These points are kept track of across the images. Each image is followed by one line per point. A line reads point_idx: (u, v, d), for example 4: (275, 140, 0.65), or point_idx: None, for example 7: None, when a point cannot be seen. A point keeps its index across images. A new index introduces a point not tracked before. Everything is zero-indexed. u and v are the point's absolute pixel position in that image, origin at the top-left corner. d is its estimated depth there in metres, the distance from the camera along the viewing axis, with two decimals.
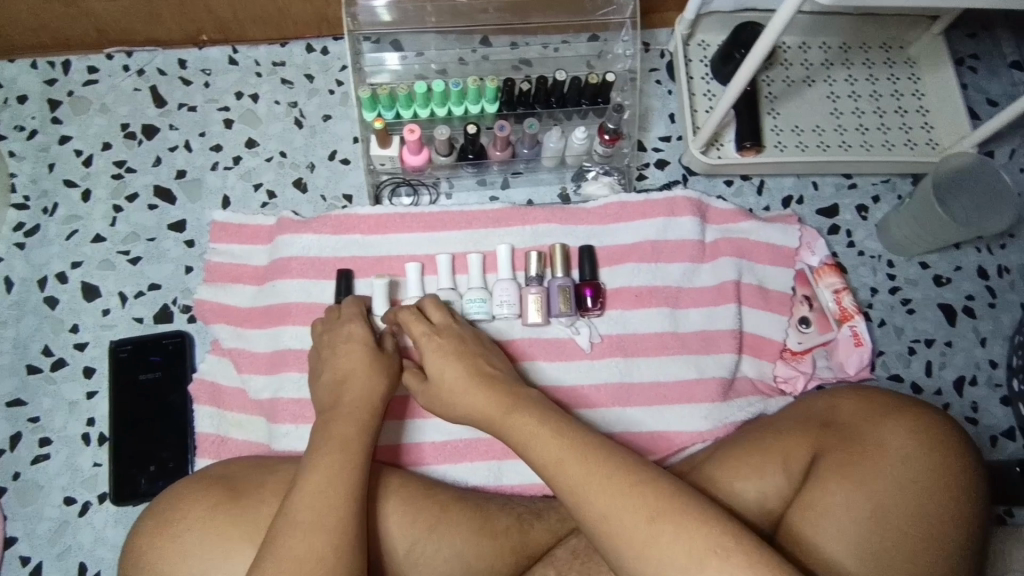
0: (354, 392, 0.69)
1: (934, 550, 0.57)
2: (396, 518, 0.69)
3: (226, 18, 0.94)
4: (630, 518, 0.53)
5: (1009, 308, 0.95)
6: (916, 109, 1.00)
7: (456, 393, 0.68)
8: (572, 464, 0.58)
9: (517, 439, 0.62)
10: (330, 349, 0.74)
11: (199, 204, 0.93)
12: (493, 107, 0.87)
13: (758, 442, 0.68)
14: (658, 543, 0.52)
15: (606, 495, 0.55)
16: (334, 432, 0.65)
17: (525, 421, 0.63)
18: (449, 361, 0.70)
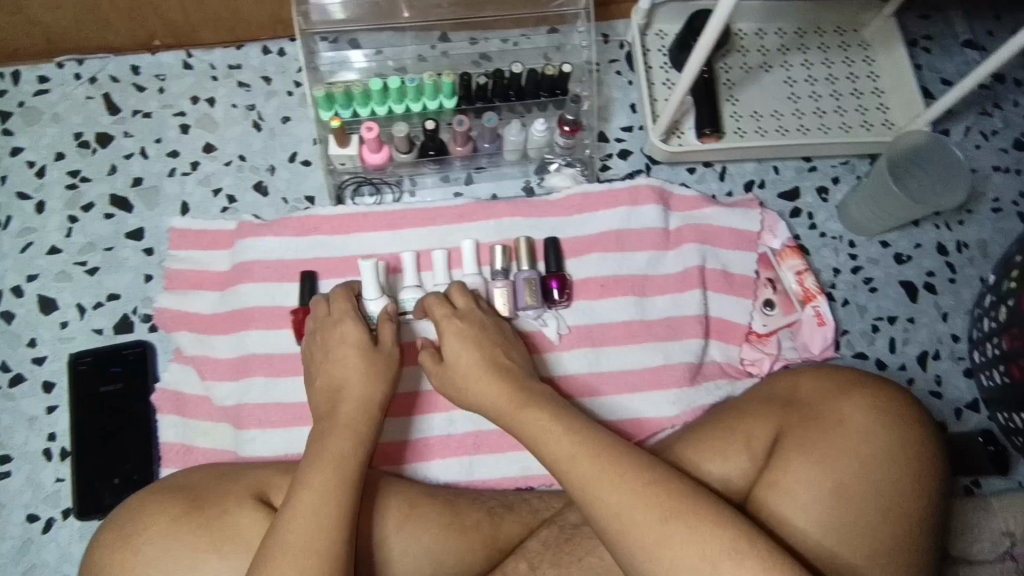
0: (353, 402, 0.68)
1: (891, 522, 0.60)
2: (393, 526, 0.70)
3: (178, 22, 0.92)
4: (642, 517, 0.55)
5: (968, 283, 0.97)
6: (871, 91, 1.02)
7: (472, 388, 0.70)
8: (586, 462, 0.59)
9: (535, 437, 0.64)
10: (329, 353, 0.72)
11: (157, 211, 0.91)
12: (451, 102, 0.87)
13: (720, 424, 0.68)
14: (671, 543, 0.54)
15: (618, 494, 0.57)
16: (331, 445, 0.64)
17: (538, 417, 0.64)
18: (466, 357, 0.71)
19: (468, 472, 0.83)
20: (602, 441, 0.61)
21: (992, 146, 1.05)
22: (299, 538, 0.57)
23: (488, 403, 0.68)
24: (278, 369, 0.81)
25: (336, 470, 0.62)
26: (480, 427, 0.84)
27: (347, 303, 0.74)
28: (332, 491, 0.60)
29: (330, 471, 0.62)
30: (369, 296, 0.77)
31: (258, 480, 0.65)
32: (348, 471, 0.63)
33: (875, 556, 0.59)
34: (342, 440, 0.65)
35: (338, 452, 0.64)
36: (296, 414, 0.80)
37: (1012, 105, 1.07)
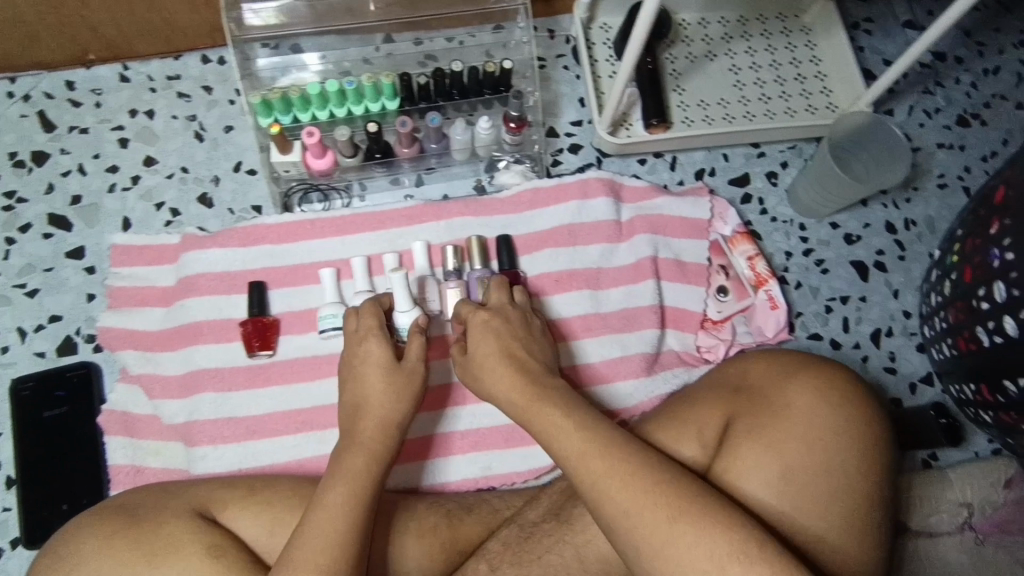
0: (369, 421, 0.67)
1: (841, 501, 0.60)
2: (414, 546, 0.69)
3: (112, 35, 0.90)
4: (651, 517, 0.55)
5: (918, 259, 0.99)
6: (815, 74, 1.03)
7: (500, 393, 0.67)
8: (599, 460, 0.58)
9: (546, 436, 0.62)
10: (354, 367, 0.71)
11: (97, 228, 0.89)
12: (394, 103, 0.86)
13: (671, 412, 0.68)
14: (676, 542, 0.54)
15: (627, 493, 0.56)
16: (346, 466, 0.64)
17: (556, 413, 0.63)
18: (491, 357, 0.69)
19: (431, 476, 0.82)
20: (615, 440, 0.60)
21: (936, 124, 1.07)
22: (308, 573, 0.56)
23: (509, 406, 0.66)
24: (229, 384, 0.81)
25: (344, 495, 0.61)
26: (442, 429, 0.83)
27: (376, 318, 0.73)
28: (340, 518, 0.60)
29: (337, 497, 0.61)
30: (401, 309, 0.76)
31: (202, 497, 0.64)
32: (356, 494, 0.62)
33: (827, 535, 0.60)
34: (356, 461, 0.64)
35: (351, 475, 0.63)
36: (250, 427, 0.80)
37: (953, 83, 1.09)
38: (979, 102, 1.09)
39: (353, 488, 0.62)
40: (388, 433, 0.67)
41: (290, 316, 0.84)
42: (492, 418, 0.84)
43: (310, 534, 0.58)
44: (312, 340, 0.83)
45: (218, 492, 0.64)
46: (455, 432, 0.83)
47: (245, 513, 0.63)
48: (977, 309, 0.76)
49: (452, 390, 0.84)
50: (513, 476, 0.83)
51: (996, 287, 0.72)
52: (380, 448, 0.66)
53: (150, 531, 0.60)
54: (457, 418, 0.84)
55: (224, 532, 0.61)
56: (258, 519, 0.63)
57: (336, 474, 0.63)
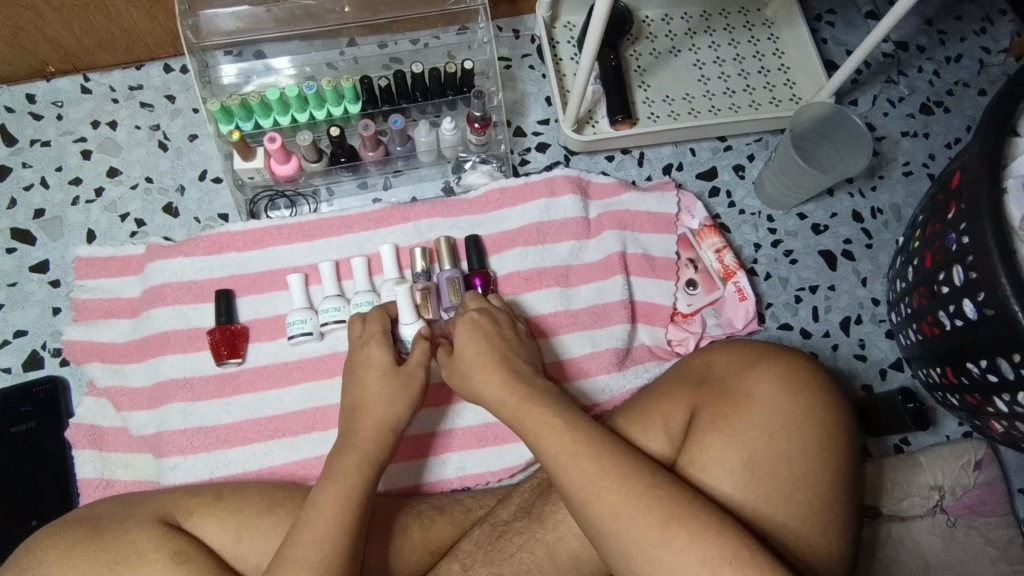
0: (366, 426, 0.66)
1: (804, 490, 0.60)
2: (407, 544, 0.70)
3: (71, 47, 0.89)
4: (642, 521, 0.54)
5: (885, 247, 1.00)
6: (778, 67, 1.04)
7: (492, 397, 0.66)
8: (586, 463, 0.58)
9: (535, 437, 0.61)
10: (352, 373, 0.70)
11: (62, 241, 0.88)
12: (356, 107, 0.86)
13: (635, 408, 0.68)
14: (668, 548, 0.53)
15: (617, 496, 0.56)
16: (342, 468, 0.63)
17: (544, 411, 0.62)
18: (481, 360, 0.68)
19: (405, 479, 0.82)
20: (602, 443, 0.59)
21: (900, 113, 1.08)
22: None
23: (499, 409, 0.66)
24: (198, 393, 0.80)
25: (338, 497, 0.60)
26: (415, 431, 0.83)
27: (384, 322, 0.73)
28: (336, 522, 0.59)
29: (332, 499, 0.60)
30: (405, 321, 0.76)
31: (167, 505, 0.63)
32: (347, 496, 0.61)
33: (792, 524, 0.60)
34: (350, 464, 0.63)
35: (347, 478, 0.62)
36: (220, 436, 0.79)
37: (916, 71, 1.11)
38: (942, 90, 1.10)
39: (348, 489, 0.61)
40: (384, 436, 0.66)
41: (258, 323, 0.84)
42: (465, 419, 0.84)
43: (306, 537, 0.58)
44: (281, 347, 0.83)
45: (183, 500, 0.64)
46: (428, 433, 0.83)
47: (211, 520, 0.63)
48: (939, 293, 0.77)
49: (433, 392, 0.84)
50: (487, 475, 0.83)
51: (955, 271, 0.73)
52: (376, 453, 0.65)
53: (111, 542, 0.59)
54: (430, 419, 0.83)
55: (188, 537, 0.61)
56: (225, 524, 0.63)
57: (333, 476, 0.62)
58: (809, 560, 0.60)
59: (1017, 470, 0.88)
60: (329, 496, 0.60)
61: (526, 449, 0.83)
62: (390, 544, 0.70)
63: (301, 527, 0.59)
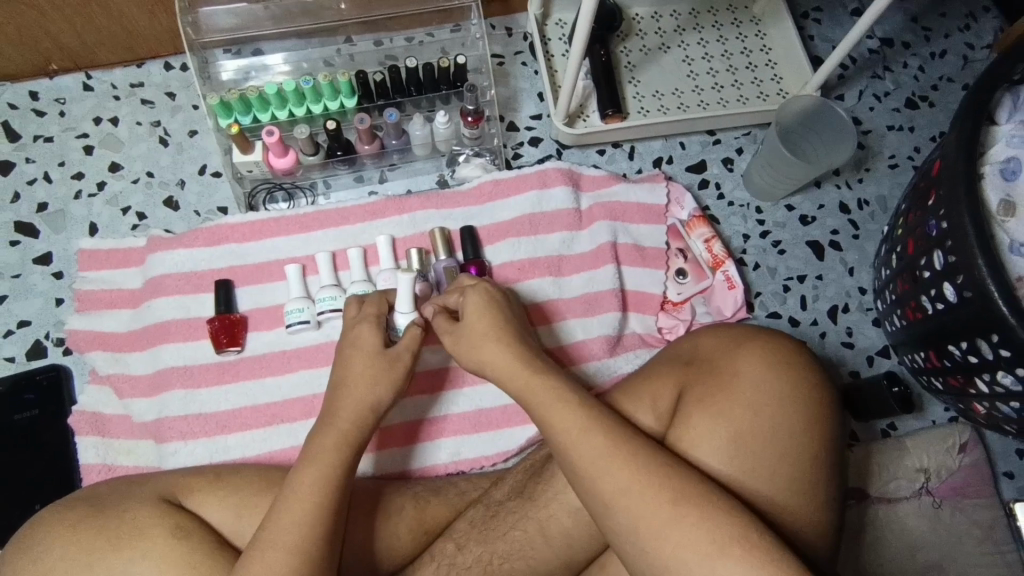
0: (347, 404, 0.67)
1: (789, 465, 0.62)
2: (397, 524, 0.72)
3: (73, 45, 0.91)
4: (653, 499, 0.55)
5: (871, 237, 1.02)
6: (765, 62, 1.06)
7: (503, 379, 0.65)
8: (595, 438, 0.58)
9: (542, 415, 0.61)
10: (343, 354, 0.70)
11: (65, 234, 0.90)
12: (352, 101, 0.89)
13: (624, 391, 0.70)
14: (679, 524, 0.53)
15: (628, 472, 0.56)
16: (320, 450, 0.63)
17: (549, 385, 0.62)
18: (490, 342, 0.67)
19: (400, 463, 0.83)
20: (609, 421, 0.60)
21: (886, 107, 1.11)
22: (282, 558, 0.57)
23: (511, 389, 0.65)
24: (198, 380, 0.82)
25: (316, 476, 0.61)
26: (408, 417, 0.85)
27: (379, 307, 0.73)
28: (315, 502, 0.60)
29: (311, 480, 0.61)
30: (402, 310, 0.76)
31: (168, 485, 0.65)
32: (325, 477, 0.62)
33: (777, 498, 0.62)
34: (328, 443, 0.64)
35: (325, 458, 0.62)
36: (220, 422, 0.81)
37: (901, 67, 1.13)
38: (926, 85, 1.12)
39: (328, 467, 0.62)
40: (364, 416, 0.66)
41: (257, 313, 0.86)
42: (460, 405, 0.86)
43: (286, 517, 0.59)
44: (280, 336, 0.85)
45: (183, 479, 0.66)
46: (422, 419, 0.85)
47: (210, 499, 0.65)
48: (921, 278, 0.79)
49: (428, 379, 0.86)
50: (482, 459, 0.84)
51: (936, 256, 0.75)
52: (353, 432, 0.65)
53: (113, 518, 0.61)
54: (427, 405, 0.85)
55: (188, 514, 0.63)
56: (224, 502, 0.65)
57: (312, 456, 0.63)
58: (794, 533, 0.61)
59: (1002, 454, 0.90)
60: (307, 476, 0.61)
61: (520, 435, 0.85)
62: (375, 522, 0.71)
63: (281, 508, 0.60)
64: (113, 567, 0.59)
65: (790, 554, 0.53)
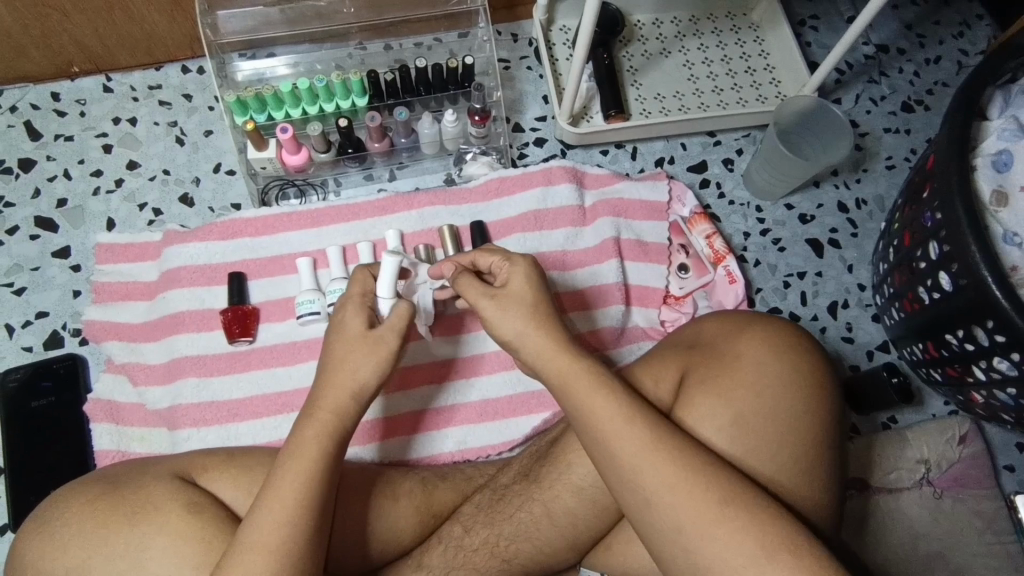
0: (336, 393, 0.62)
1: (790, 446, 0.63)
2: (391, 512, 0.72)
3: (95, 48, 0.95)
4: (703, 500, 0.54)
5: (870, 235, 1.04)
6: (764, 67, 1.09)
7: (540, 362, 0.62)
8: (638, 429, 0.57)
9: (581, 403, 0.59)
10: (330, 344, 0.65)
11: (83, 228, 0.93)
12: (363, 100, 0.92)
13: (631, 374, 0.69)
14: (725, 525, 0.53)
15: (672, 468, 0.56)
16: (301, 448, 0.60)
17: (586, 373, 0.60)
18: (530, 326, 0.63)
19: (406, 451, 0.85)
20: (642, 410, 0.59)
21: (882, 110, 1.13)
22: (269, 546, 0.56)
23: (549, 370, 0.62)
24: (211, 369, 0.84)
25: (306, 462, 0.59)
26: (414, 406, 0.86)
27: (363, 287, 0.69)
28: (304, 491, 0.58)
29: (300, 470, 0.59)
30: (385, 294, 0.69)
31: (182, 464, 0.67)
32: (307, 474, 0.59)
33: (778, 478, 0.63)
34: (309, 435, 0.61)
35: (308, 453, 0.59)
36: (232, 410, 0.83)
37: (897, 72, 1.16)
38: (922, 90, 1.15)
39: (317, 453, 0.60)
40: (347, 406, 0.62)
41: (268, 305, 0.88)
42: (466, 395, 0.87)
43: (274, 505, 0.57)
44: (291, 327, 0.87)
45: (197, 460, 0.68)
46: (428, 409, 0.87)
47: (223, 478, 0.66)
48: (917, 270, 0.81)
49: (430, 370, 0.88)
50: (488, 448, 0.86)
51: (931, 246, 0.77)
52: (340, 417, 0.62)
53: (128, 495, 0.63)
54: (431, 396, 0.87)
55: (202, 491, 0.64)
56: (236, 481, 0.66)
57: (300, 442, 0.60)
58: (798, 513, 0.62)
59: (1002, 448, 0.91)
60: (299, 463, 0.59)
61: (526, 424, 0.87)
62: (375, 504, 0.72)
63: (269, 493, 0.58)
64: (129, 542, 0.61)
65: (794, 531, 0.54)
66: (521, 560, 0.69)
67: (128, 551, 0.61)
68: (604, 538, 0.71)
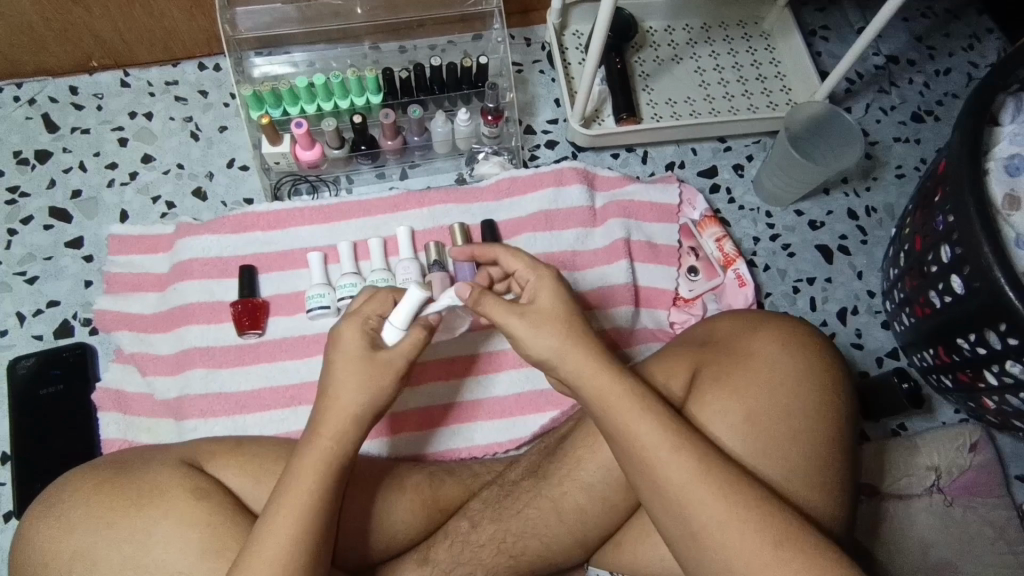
0: (347, 380, 0.60)
1: (802, 444, 0.63)
2: (395, 508, 0.71)
3: (115, 43, 0.96)
4: (756, 540, 0.54)
5: (880, 243, 1.04)
6: (774, 75, 1.09)
7: (589, 386, 0.60)
8: (686, 459, 0.57)
9: (619, 423, 0.58)
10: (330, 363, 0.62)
11: (97, 220, 0.93)
12: (378, 97, 0.93)
13: (641, 369, 0.68)
14: (781, 568, 0.53)
15: (722, 504, 0.55)
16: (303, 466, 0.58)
17: (625, 395, 0.59)
18: (565, 339, 0.61)
19: (416, 447, 0.85)
20: (680, 435, 0.58)
21: (892, 120, 1.14)
22: (276, 560, 0.55)
23: (589, 394, 0.60)
24: (220, 361, 0.84)
25: (326, 448, 0.59)
26: (421, 402, 0.86)
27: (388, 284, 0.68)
28: (318, 475, 0.58)
29: (316, 457, 0.59)
30: (395, 322, 0.63)
31: (189, 451, 0.67)
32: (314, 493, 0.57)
33: (791, 478, 0.62)
34: (308, 462, 0.58)
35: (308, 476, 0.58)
36: (239, 402, 0.83)
37: (907, 83, 1.17)
38: (932, 100, 1.16)
39: (335, 440, 0.59)
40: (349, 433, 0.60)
41: (278, 299, 0.88)
42: (474, 392, 0.87)
43: (293, 487, 0.57)
44: (300, 321, 0.87)
45: (204, 447, 0.67)
46: (436, 405, 0.86)
47: (229, 465, 0.66)
48: (928, 274, 0.80)
49: (437, 366, 0.87)
50: (495, 446, 0.86)
51: (943, 249, 0.77)
52: (348, 422, 0.60)
53: (135, 480, 0.62)
54: (439, 393, 0.87)
55: (209, 478, 0.64)
56: (242, 468, 0.66)
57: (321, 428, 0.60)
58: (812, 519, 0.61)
59: (1013, 458, 0.90)
60: (318, 449, 0.59)
61: (534, 422, 0.86)
62: (376, 499, 0.71)
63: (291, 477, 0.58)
64: (134, 528, 0.61)
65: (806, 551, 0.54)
66: (529, 557, 0.68)
67: (133, 535, 0.60)
68: (613, 536, 0.70)
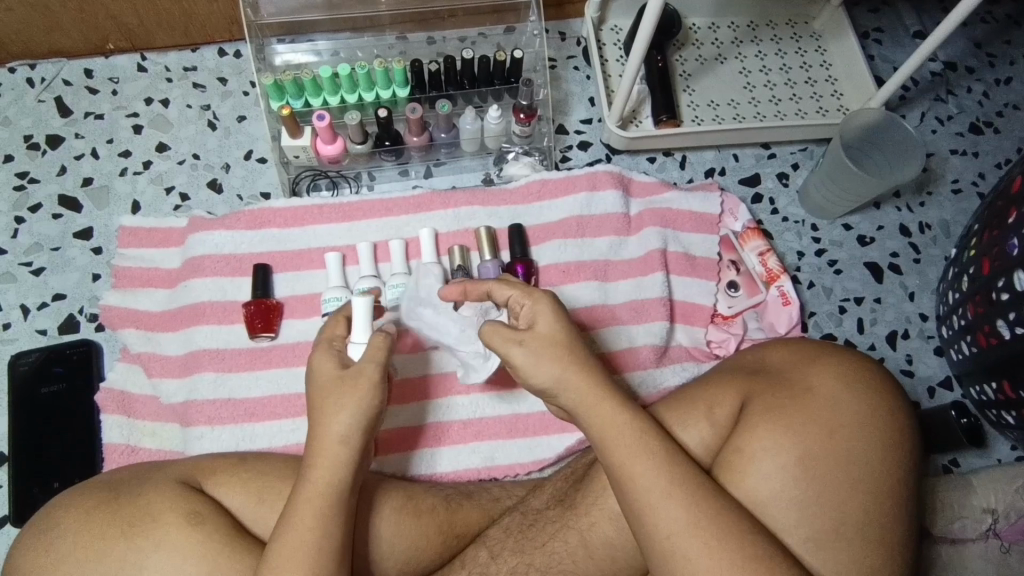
0: (336, 403, 0.58)
1: (862, 494, 0.57)
2: (409, 532, 0.66)
3: (132, 25, 0.91)
4: None
5: (934, 262, 0.97)
6: (825, 78, 1.02)
7: (588, 415, 0.57)
8: (679, 509, 0.53)
9: (618, 462, 0.55)
10: (310, 399, 0.60)
11: (108, 210, 0.89)
12: (404, 91, 0.88)
13: (670, 411, 0.63)
14: None
15: (717, 557, 0.51)
16: (305, 501, 0.56)
17: (629, 434, 0.56)
18: (571, 371, 0.57)
19: (429, 466, 0.80)
20: (687, 477, 0.54)
21: (948, 131, 1.06)
22: None
23: (589, 424, 0.57)
24: (229, 364, 0.79)
25: (331, 468, 0.57)
26: (437, 417, 0.81)
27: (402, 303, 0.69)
28: (325, 504, 0.56)
29: (318, 488, 0.56)
30: (356, 339, 0.64)
31: (188, 468, 0.62)
32: (321, 527, 0.55)
33: (842, 528, 0.56)
34: (304, 499, 0.56)
35: (309, 519, 0.55)
36: (248, 409, 0.78)
37: (965, 91, 1.09)
38: (991, 111, 1.08)
39: (346, 455, 0.57)
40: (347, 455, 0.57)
41: (293, 300, 0.83)
42: (493, 408, 0.82)
43: (299, 518, 0.55)
44: (314, 326, 0.82)
45: (206, 465, 0.63)
46: (454, 421, 0.82)
47: (232, 484, 0.62)
48: (997, 301, 0.73)
49: (451, 379, 0.82)
50: (516, 467, 0.81)
51: (1016, 276, 0.69)
52: (348, 436, 0.58)
53: (131, 501, 0.59)
54: (455, 407, 0.82)
55: (208, 500, 0.60)
56: (245, 488, 0.62)
57: (317, 451, 0.57)
58: None
59: None
60: (321, 474, 0.56)
61: (558, 443, 0.81)
62: (368, 517, 0.65)
63: (293, 510, 0.56)
64: (125, 558, 0.56)
65: None
66: None
67: (127, 561, 0.56)
68: None
